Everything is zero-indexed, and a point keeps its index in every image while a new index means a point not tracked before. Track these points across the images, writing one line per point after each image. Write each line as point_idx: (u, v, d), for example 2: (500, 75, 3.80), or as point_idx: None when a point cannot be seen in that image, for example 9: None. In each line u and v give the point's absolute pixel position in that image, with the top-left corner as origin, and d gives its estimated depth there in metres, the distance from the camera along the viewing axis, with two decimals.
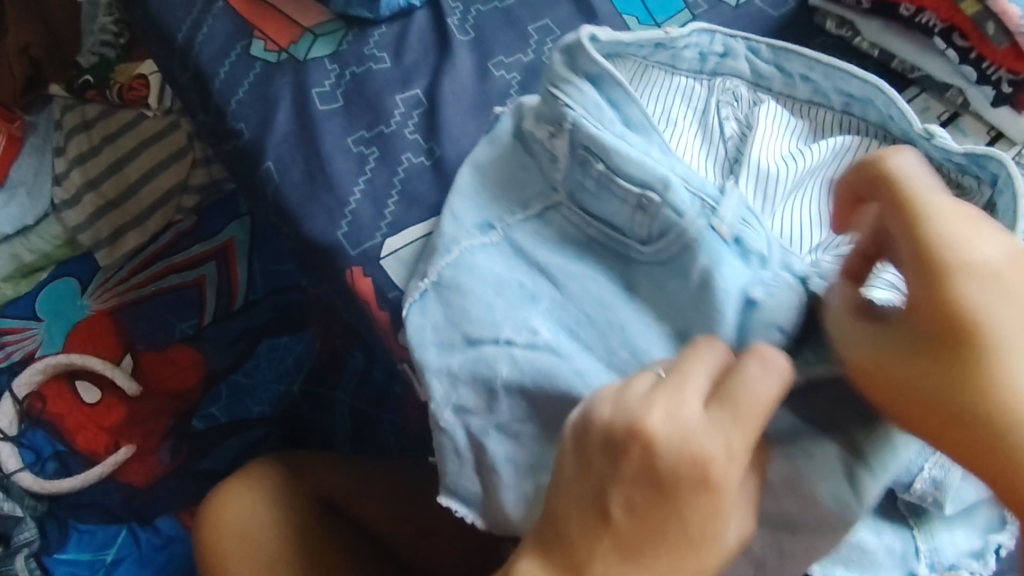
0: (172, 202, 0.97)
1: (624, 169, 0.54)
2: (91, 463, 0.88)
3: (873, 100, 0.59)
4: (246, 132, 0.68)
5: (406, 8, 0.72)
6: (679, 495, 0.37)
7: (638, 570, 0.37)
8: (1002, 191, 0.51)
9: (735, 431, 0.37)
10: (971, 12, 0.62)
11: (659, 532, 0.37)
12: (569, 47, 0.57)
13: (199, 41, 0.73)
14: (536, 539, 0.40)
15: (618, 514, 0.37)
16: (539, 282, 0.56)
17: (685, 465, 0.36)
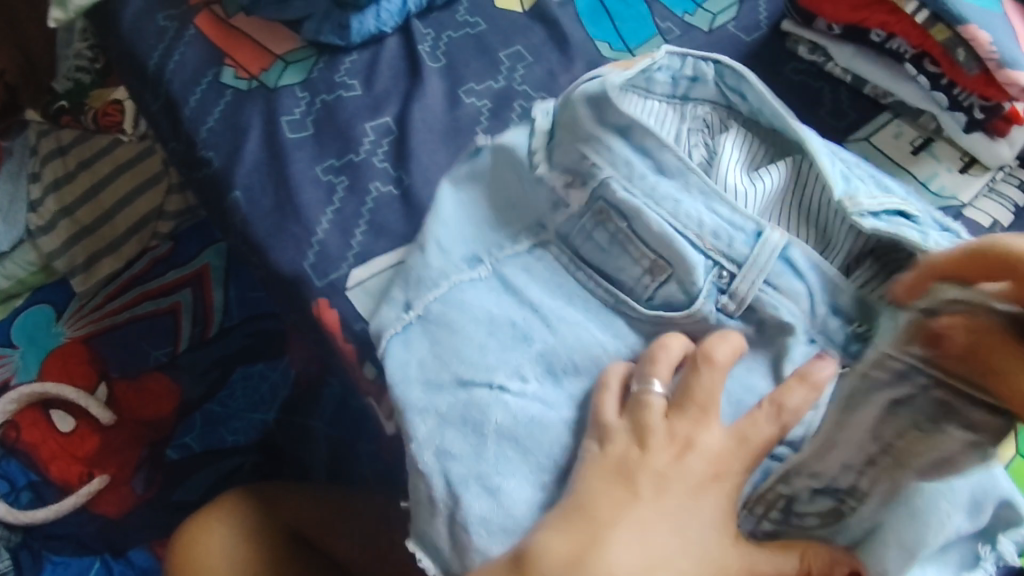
0: (148, 227, 0.96)
1: (645, 234, 0.54)
2: (65, 493, 0.87)
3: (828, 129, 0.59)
4: (215, 161, 0.67)
5: (377, 35, 0.71)
6: (684, 469, 0.44)
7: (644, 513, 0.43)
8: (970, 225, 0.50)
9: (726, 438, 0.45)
10: (941, 39, 0.62)
11: (663, 489, 0.44)
12: (596, 97, 0.55)
13: (170, 68, 0.72)
14: (559, 516, 0.44)
15: (638, 484, 0.44)
16: (531, 320, 0.55)
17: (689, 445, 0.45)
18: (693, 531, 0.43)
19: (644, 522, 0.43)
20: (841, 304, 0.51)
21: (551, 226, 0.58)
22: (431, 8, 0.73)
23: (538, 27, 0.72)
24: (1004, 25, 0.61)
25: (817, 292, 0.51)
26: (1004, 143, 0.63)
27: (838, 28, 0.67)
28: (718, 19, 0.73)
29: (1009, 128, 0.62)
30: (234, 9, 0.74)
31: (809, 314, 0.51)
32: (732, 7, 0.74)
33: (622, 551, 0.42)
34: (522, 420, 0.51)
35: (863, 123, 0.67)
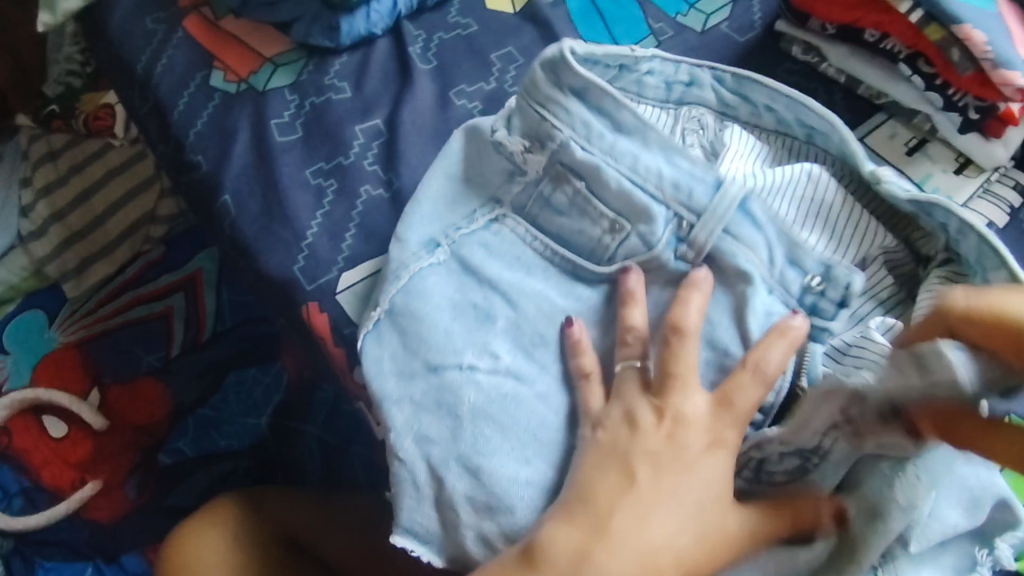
0: (140, 232, 0.96)
1: (603, 194, 0.55)
2: (58, 499, 0.86)
3: (830, 135, 0.60)
4: (204, 164, 0.67)
5: (367, 37, 0.71)
6: (686, 462, 0.46)
7: (650, 508, 0.45)
8: (960, 236, 0.53)
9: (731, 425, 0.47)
10: (935, 38, 0.61)
11: (672, 487, 0.46)
12: (552, 63, 0.56)
13: (159, 71, 0.72)
14: (560, 506, 0.46)
15: (640, 477, 0.46)
16: (492, 298, 0.55)
17: (699, 438, 0.47)
18: (687, 526, 0.45)
19: (652, 520, 0.45)
20: (799, 258, 0.52)
21: (506, 199, 0.59)
22: (422, 9, 0.73)
23: (529, 28, 0.71)
24: (999, 25, 0.61)
25: (773, 242, 0.52)
26: (998, 144, 0.63)
27: (831, 28, 0.67)
28: (711, 20, 0.73)
29: (1004, 128, 0.62)
30: (223, 12, 0.74)
31: (768, 264, 0.52)
32: (725, 7, 0.73)
33: (624, 542, 0.44)
34: (491, 395, 0.51)
35: (856, 125, 0.67)
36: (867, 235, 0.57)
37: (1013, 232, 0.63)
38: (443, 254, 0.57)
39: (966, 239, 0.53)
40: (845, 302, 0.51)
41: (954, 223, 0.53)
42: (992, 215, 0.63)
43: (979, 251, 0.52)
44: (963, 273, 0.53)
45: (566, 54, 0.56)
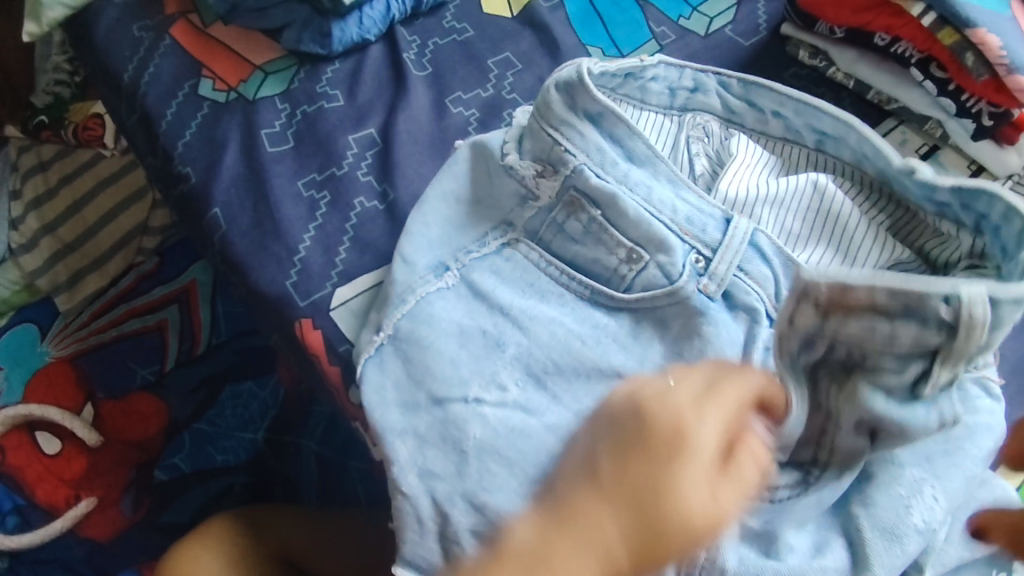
0: (132, 244, 0.95)
1: (619, 221, 0.54)
2: (51, 517, 0.84)
3: (846, 138, 0.57)
4: (193, 177, 0.65)
5: (360, 43, 0.69)
6: (651, 445, 0.36)
7: (613, 504, 0.36)
8: (1004, 224, 0.47)
9: (709, 406, 0.37)
10: (948, 42, 0.59)
11: (630, 476, 0.36)
12: (567, 84, 0.55)
13: (146, 81, 0.70)
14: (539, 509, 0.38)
15: (602, 468, 0.37)
16: (502, 325, 0.53)
17: (655, 421, 0.36)
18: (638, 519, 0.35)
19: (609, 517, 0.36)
20: None
21: (518, 223, 0.58)
22: (416, 14, 0.71)
23: (527, 32, 0.69)
24: (1013, 27, 0.59)
25: (780, 276, 0.52)
26: (1012, 152, 0.61)
27: (840, 31, 0.65)
28: (715, 22, 0.70)
29: (1017, 135, 0.60)
30: (212, 20, 0.72)
31: (773, 298, 0.52)
32: (728, 7, 0.71)
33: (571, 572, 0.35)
34: (502, 429, 0.49)
35: None
36: (884, 245, 0.55)
37: None
38: (450, 279, 0.56)
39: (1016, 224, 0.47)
40: None
41: (999, 210, 0.47)
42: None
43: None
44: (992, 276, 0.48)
45: (574, 77, 0.55)
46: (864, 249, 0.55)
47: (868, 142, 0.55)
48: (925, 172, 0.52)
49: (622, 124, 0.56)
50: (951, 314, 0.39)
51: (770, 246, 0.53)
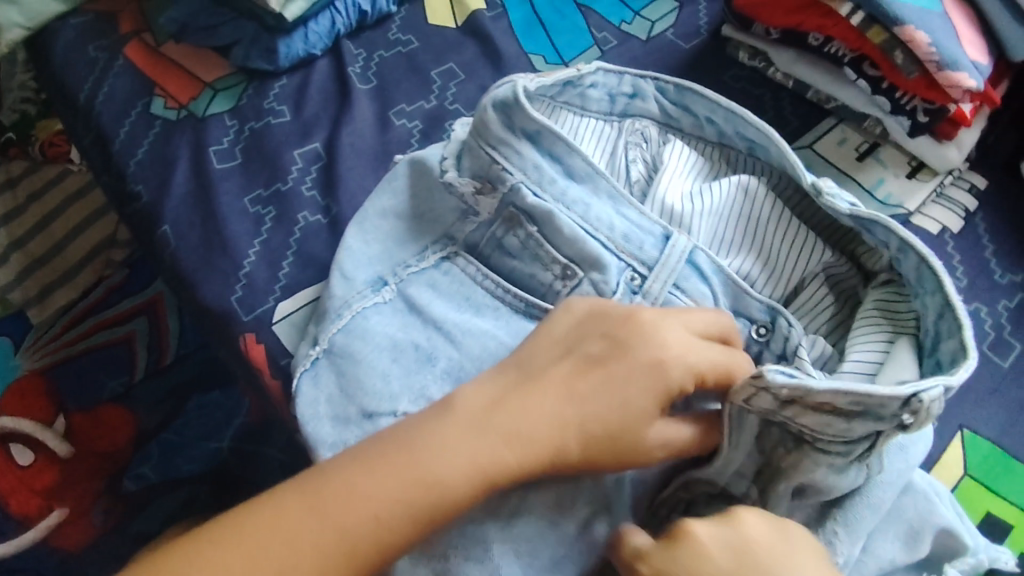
0: (101, 257, 0.97)
1: (556, 238, 0.55)
2: (24, 528, 0.85)
3: (768, 150, 0.58)
4: (144, 195, 0.66)
5: (306, 58, 0.70)
6: (634, 353, 0.44)
7: (586, 383, 0.44)
8: (900, 255, 0.50)
9: (699, 346, 0.44)
10: (877, 41, 0.60)
11: (606, 368, 0.44)
12: (504, 104, 0.56)
13: (100, 100, 0.71)
14: (516, 382, 0.44)
15: (585, 357, 0.45)
16: (435, 339, 0.54)
17: (641, 331, 0.45)
18: (609, 403, 0.43)
19: (585, 396, 0.43)
20: (745, 308, 0.52)
21: (458, 238, 0.59)
22: (362, 28, 0.72)
23: (471, 43, 0.70)
24: (944, 25, 0.59)
25: (719, 295, 0.53)
26: (951, 147, 0.62)
27: (775, 32, 0.65)
28: (656, 27, 0.71)
29: (955, 130, 0.61)
30: (164, 38, 0.73)
31: None
32: (671, 13, 0.72)
33: (537, 433, 0.43)
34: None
35: (805, 131, 0.65)
36: (808, 254, 0.56)
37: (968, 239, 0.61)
38: (385, 292, 0.57)
39: (910, 258, 0.49)
40: (786, 354, 0.51)
41: (894, 242, 0.50)
42: (947, 222, 0.62)
43: (919, 274, 0.49)
44: (903, 297, 0.51)
45: (512, 99, 0.55)
46: (789, 262, 0.56)
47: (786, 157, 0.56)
48: (830, 197, 0.53)
49: (559, 144, 0.56)
50: (907, 412, 0.40)
51: (709, 265, 0.53)
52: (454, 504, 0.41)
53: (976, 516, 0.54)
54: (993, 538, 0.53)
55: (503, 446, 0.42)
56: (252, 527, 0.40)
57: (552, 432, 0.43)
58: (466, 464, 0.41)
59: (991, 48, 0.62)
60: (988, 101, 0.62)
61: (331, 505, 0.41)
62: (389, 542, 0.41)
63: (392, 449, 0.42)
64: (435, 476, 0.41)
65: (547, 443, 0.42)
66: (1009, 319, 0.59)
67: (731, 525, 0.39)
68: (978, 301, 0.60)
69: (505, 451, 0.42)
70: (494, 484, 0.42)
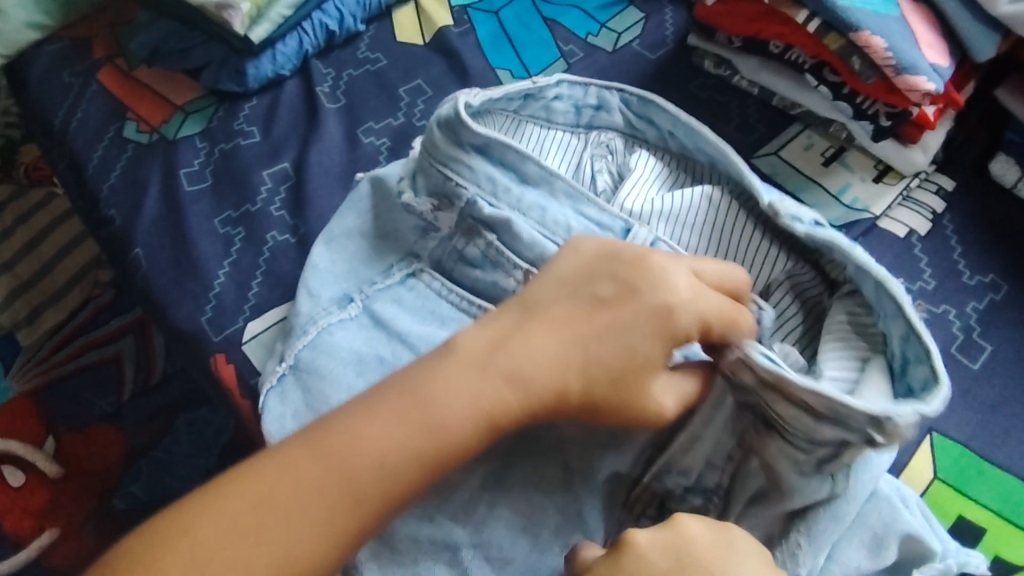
0: (89, 277, 0.97)
1: (514, 244, 0.54)
2: (16, 549, 0.86)
3: (724, 166, 0.58)
4: (117, 219, 0.67)
5: (276, 79, 0.71)
6: (642, 297, 0.43)
7: (593, 325, 0.43)
8: (858, 275, 0.50)
9: (709, 295, 0.43)
10: (835, 47, 0.60)
11: (612, 311, 0.43)
12: (448, 122, 0.56)
13: (74, 125, 0.72)
14: (521, 323, 0.43)
15: (595, 300, 0.43)
16: (400, 351, 0.54)
17: (653, 275, 0.43)
18: (612, 345, 0.42)
19: (591, 338, 0.42)
20: None
21: (423, 255, 0.59)
22: (331, 47, 0.73)
23: (438, 59, 0.71)
24: (902, 29, 0.59)
25: None
26: (917, 149, 0.62)
27: (737, 41, 0.65)
28: (622, 37, 0.71)
29: (921, 133, 0.61)
30: (137, 62, 0.74)
31: None
32: (637, 24, 0.72)
33: (540, 372, 0.41)
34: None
35: (771, 137, 0.65)
36: (772, 263, 0.56)
37: (939, 239, 0.60)
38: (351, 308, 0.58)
39: (868, 280, 0.49)
40: None
41: (854, 265, 0.50)
42: (915, 223, 0.61)
43: (879, 296, 0.49)
44: (868, 310, 0.51)
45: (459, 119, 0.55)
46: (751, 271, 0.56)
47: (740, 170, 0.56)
48: (789, 217, 0.53)
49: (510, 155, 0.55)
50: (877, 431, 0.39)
51: None
52: (457, 446, 0.40)
53: (947, 520, 0.51)
54: (966, 543, 0.50)
55: (507, 388, 0.41)
56: (256, 478, 0.39)
57: (555, 372, 0.42)
58: (469, 405, 0.40)
59: (952, 47, 0.61)
60: (952, 104, 0.61)
61: (334, 446, 0.39)
62: (391, 487, 0.39)
63: (397, 393, 0.41)
64: (439, 419, 0.40)
65: (550, 384, 0.41)
66: (978, 320, 0.57)
67: (672, 529, 0.39)
68: (947, 302, 0.58)
69: (509, 394, 0.41)
70: (496, 426, 0.41)
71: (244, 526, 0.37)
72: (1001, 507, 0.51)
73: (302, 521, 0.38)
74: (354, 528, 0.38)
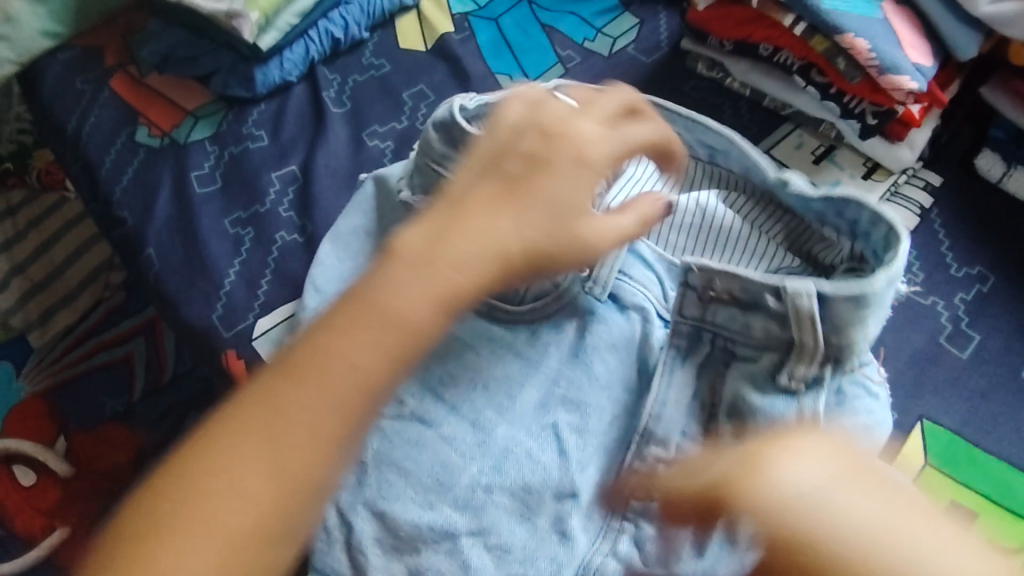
0: (100, 278, 1.00)
1: None
2: (28, 547, 0.88)
3: (731, 152, 0.56)
4: (129, 220, 0.69)
5: (283, 84, 0.73)
6: (555, 163, 0.45)
7: (522, 197, 0.43)
8: (870, 232, 0.50)
9: (612, 140, 0.46)
10: (821, 49, 0.62)
11: (527, 180, 0.44)
12: (443, 124, 0.58)
13: (87, 131, 0.74)
14: (445, 208, 0.43)
15: (512, 172, 0.44)
16: None
17: (553, 134, 0.46)
18: (545, 217, 0.43)
19: (518, 209, 0.42)
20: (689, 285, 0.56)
21: None
22: (337, 54, 0.75)
23: (440, 64, 0.73)
24: (886, 32, 0.61)
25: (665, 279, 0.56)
26: (903, 146, 0.64)
27: (728, 44, 0.67)
28: (618, 42, 0.74)
29: (906, 131, 0.62)
30: (148, 69, 0.77)
31: (662, 298, 0.55)
32: (632, 30, 0.74)
33: (484, 233, 0.41)
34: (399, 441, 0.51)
35: (763, 138, 0.67)
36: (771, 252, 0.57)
37: (927, 234, 0.63)
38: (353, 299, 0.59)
39: (878, 232, 0.49)
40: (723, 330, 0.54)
41: (866, 218, 0.50)
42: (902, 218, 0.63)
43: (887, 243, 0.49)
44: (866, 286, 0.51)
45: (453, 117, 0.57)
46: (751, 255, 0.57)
47: (749, 157, 0.54)
48: (797, 185, 0.53)
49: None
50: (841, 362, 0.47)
51: (652, 254, 0.56)
52: (423, 337, 0.37)
53: (941, 503, 0.53)
54: (959, 525, 0.52)
55: (453, 264, 0.39)
56: (232, 428, 0.35)
57: (502, 244, 0.41)
58: (426, 300, 0.37)
59: (938, 48, 0.63)
60: (936, 102, 0.63)
61: (307, 369, 0.36)
62: (373, 389, 0.36)
63: (340, 305, 0.37)
64: (399, 314, 0.36)
65: (494, 257, 0.40)
66: (966, 311, 0.59)
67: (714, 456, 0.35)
68: (934, 295, 0.60)
69: (465, 276, 0.39)
70: (460, 307, 0.38)
71: (238, 469, 0.34)
72: (991, 491, 0.53)
73: (292, 442, 0.35)
74: (354, 436, 0.36)
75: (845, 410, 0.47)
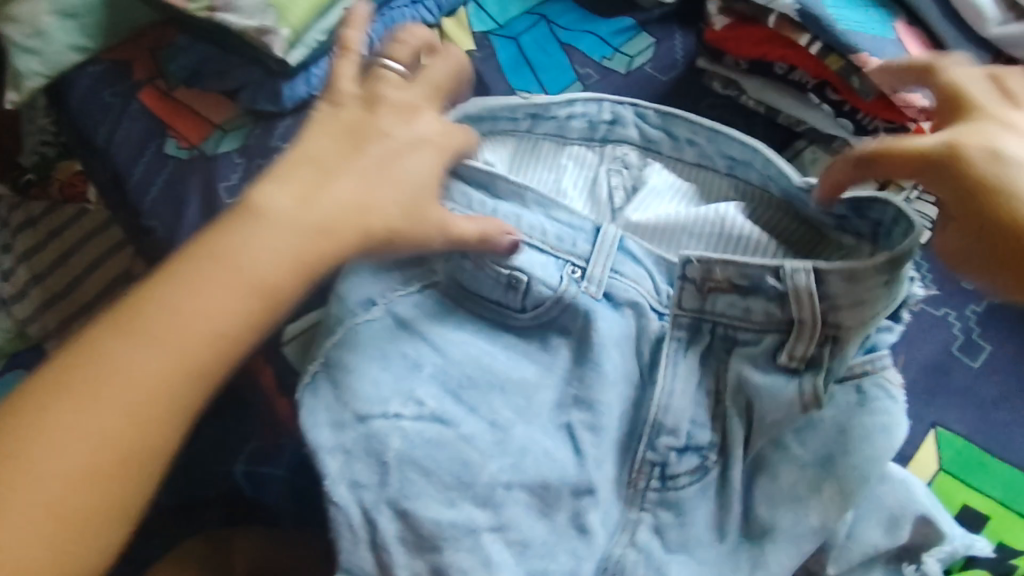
0: (116, 293, 0.96)
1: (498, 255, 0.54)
2: None
3: (753, 162, 0.62)
4: (159, 229, 0.72)
5: (309, 99, 0.75)
6: (394, 135, 0.53)
7: (364, 161, 0.51)
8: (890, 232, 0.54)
9: (433, 123, 0.55)
10: (836, 67, 0.64)
11: (372, 148, 0.51)
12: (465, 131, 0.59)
13: (116, 142, 0.77)
14: (291, 167, 0.49)
15: (356, 145, 0.51)
16: (421, 347, 0.54)
17: (400, 114, 0.54)
18: (396, 195, 0.50)
19: (359, 170, 0.50)
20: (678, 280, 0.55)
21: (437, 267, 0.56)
22: None
23: None
24: (896, 44, 0.64)
25: (654, 272, 0.56)
26: None
27: (744, 63, 0.69)
28: (635, 62, 0.76)
29: None
30: (176, 82, 0.78)
31: (654, 292, 0.55)
32: (649, 48, 0.76)
33: (339, 194, 0.48)
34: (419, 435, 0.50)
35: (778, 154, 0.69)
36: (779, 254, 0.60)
37: None
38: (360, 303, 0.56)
39: (899, 228, 0.52)
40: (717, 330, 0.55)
41: (891, 216, 0.53)
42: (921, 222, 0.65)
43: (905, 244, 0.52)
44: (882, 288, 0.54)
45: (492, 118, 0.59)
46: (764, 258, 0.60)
47: (774, 163, 0.60)
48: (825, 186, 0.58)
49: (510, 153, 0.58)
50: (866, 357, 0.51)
51: (642, 251, 0.56)
52: (276, 294, 0.45)
53: (954, 507, 0.56)
54: (972, 528, 0.55)
55: (314, 221, 0.47)
56: (92, 370, 0.41)
57: (354, 215, 0.48)
58: (277, 259, 0.45)
59: None
60: None
61: (157, 326, 0.43)
62: (227, 349, 0.44)
63: (196, 258, 0.44)
64: (255, 274, 0.44)
65: (353, 220, 0.48)
66: (977, 322, 0.61)
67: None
68: (948, 306, 0.62)
69: (329, 244, 0.47)
70: (314, 263, 0.46)
71: (122, 411, 0.41)
72: (1003, 496, 0.56)
73: (137, 386, 0.42)
74: (179, 394, 0.43)
75: (865, 409, 0.50)
